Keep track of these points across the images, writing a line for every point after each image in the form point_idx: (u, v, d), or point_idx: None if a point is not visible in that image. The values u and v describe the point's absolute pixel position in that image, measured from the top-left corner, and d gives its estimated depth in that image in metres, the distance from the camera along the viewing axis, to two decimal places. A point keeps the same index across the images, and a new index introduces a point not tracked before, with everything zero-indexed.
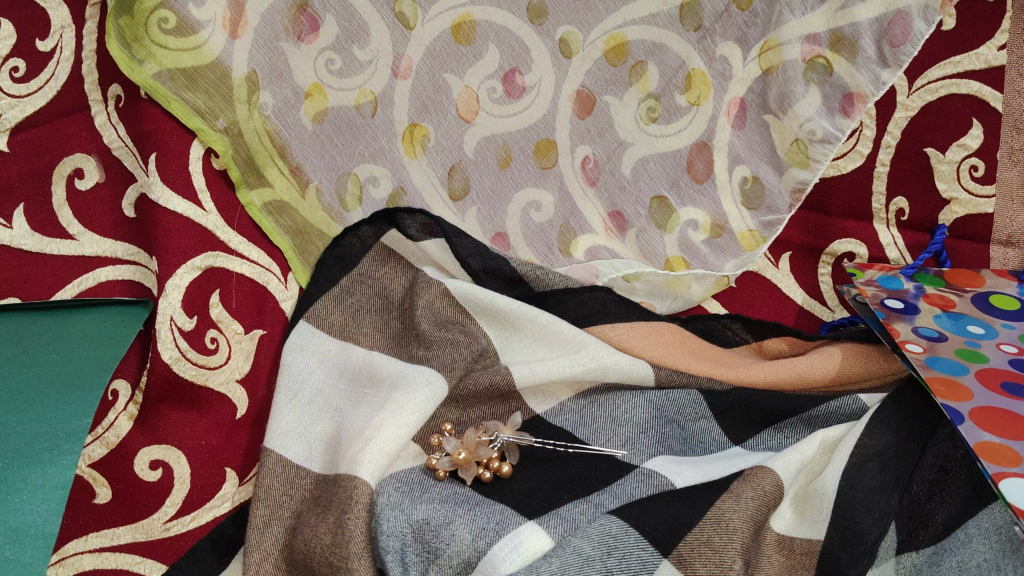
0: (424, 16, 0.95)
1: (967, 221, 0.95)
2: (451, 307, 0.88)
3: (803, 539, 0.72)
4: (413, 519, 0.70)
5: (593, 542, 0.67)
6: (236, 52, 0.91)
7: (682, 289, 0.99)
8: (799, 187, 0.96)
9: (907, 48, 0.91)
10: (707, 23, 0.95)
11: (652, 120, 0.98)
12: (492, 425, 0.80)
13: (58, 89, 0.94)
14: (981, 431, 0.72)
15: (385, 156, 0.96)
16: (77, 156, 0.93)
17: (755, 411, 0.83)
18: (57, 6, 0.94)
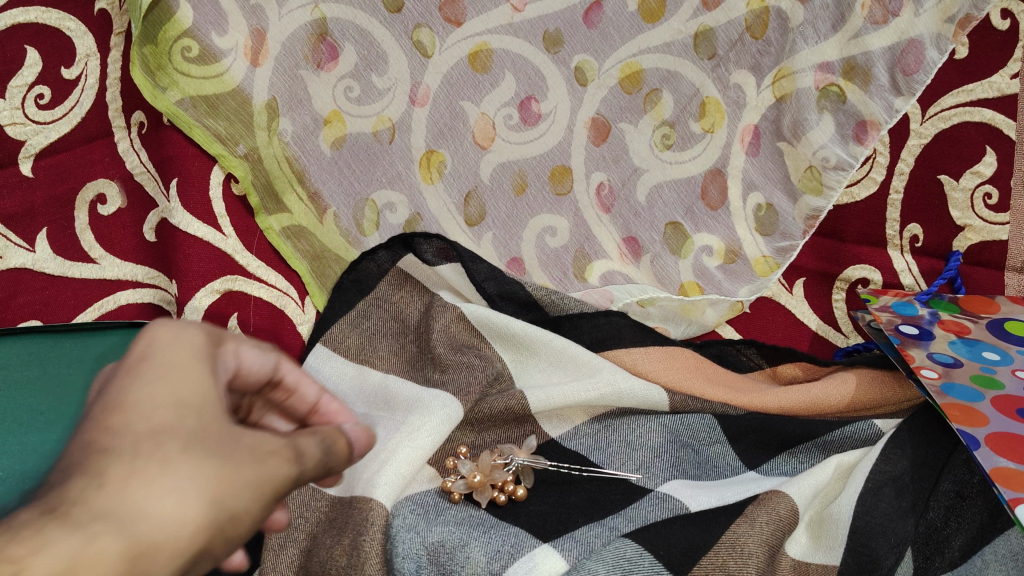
0: (441, 45, 0.96)
1: (982, 248, 0.95)
2: (466, 330, 0.89)
3: (819, 564, 0.72)
4: (429, 541, 0.71)
5: (608, 565, 0.68)
6: (257, 79, 0.93)
7: (696, 314, 0.99)
8: (814, 214, 0.96)
9: (919, 77, 0.91)
10: (720, 52, 0.95)
11: (666, 147, 0.99)
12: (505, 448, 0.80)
13: (82, 115, 0.95)
14: (997, 457, 0.72)
15: (403, 182, 0.97)
16: (99, 181, 0.95)
17: (770, 435, 0.83)
18: (83, 35, 0.96)
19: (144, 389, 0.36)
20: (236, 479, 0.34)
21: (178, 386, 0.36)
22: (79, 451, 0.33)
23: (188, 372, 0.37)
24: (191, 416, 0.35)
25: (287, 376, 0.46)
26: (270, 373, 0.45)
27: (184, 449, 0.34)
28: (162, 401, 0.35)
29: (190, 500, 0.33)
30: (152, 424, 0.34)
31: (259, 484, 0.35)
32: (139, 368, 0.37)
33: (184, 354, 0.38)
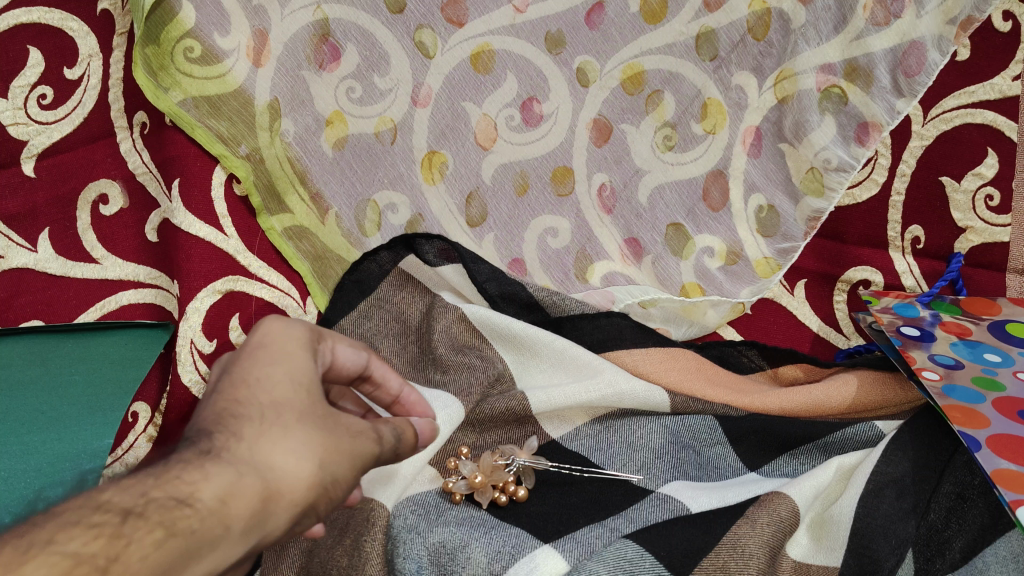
0: (444, 45, 0.96)
1: (984, 249, 0.95)
2: (468, 331, 0.89)
3: (819, 565, 0.72)
4: (430, 542, 0.71)
5: (608, 566, 0.68)
6: (259, 80, 0.93)
7: (697, 315, 0.98)
8: (815, 216, 0.96)
9: (921, 78, 0.91)
10: (722, 53, 0.96)
11: (668, 148, 0.99)
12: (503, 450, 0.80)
13: (85, 116, 0.95)
14: (998, 459, 0.72)
15: (404, 183, 0.97)
16: (101, 182, 0.95)
17: (771, 438, 0.83)
18: (85, 35, 0.96)
19: (265, 370, 0.48)
20: (338, 448, 0.47)
21: (290, 367, 0.49)
22: (219, 414, 0.45)
23: (296, 358, 0.50)
24: (302, 393, 0.48)
25: (375, 372, 0.60)
26: (360, 368, 0.58)
27: (299, 420, 0.46)
28: (279, 379, 0.48)
29: (305, 461, 0.45)
30: (272, 397, 0.47)
31: (351, 455, 0.48)
32: (256, 354, 0.49)
33: (291, 344, 0.51)
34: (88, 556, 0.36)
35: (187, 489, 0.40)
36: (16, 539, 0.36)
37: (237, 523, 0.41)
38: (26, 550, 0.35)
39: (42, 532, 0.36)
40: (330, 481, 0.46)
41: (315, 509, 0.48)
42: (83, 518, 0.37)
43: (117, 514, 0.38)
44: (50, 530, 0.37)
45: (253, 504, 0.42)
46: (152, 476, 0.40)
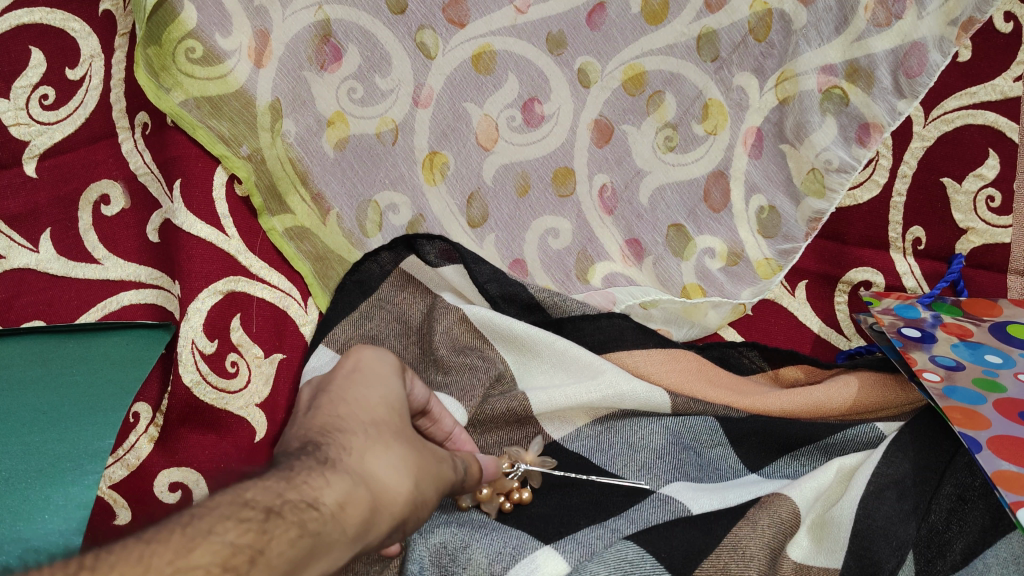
0: (445, 46, 0.96)
1: (985, 251, 0.95)
2: (468, 332, 0.89)
3: (820, 568, 0.73)
4: (430, 543, 0.71)
5: (609, 567, 0.68)
6: (260, 81, 0.93)
7: (699, 315, 0.98)
8: (816, 217, 0.96)
9: (922, 79, 0.92)
10: (723, 54, 0.96)
11: (669, 149, 0.99)
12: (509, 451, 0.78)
13: (87, 116, 0.95)
14: (999, 460, 0.72)
15: (406, 184, 0.97)
16: (103, 182, 0.95)
17: (772, 439, 0.83)
18: (87, 35, 0.96)
19: (360, 392, 0.56)
20: (426, 468, 0.54)
21: (383, 391, 0.57)
22: (323, 427, 0.53)
23: (387, 382, 0.58)
24: (395, 417, 0.56)
25: (434, 408, 0.68)
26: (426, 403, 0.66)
27: (396, 439, 0.54)
28: (376, 400, 0.56)
29: (402, 476, 0.52)
30: (371, 416, 0.55)
31: (435, 476, 0.56)
32: (353, 378, 0.58)
33: (380, 373, 0.59)
34: (241, 547, 0.43)
35: (312, 494, 0.47)
36: (182, 528, 0.43)
37: (350, 527, 0.48)
38: (192, 538, 0.43)
39: (202, 524, 0.44)
40: (420, 500, 0.53)
41: (402, 526, 0.54)
42: (234, 514, 0.45)
43: (260, 511, 0.45)
44: (210, 522, 0.44)
45: (364, 511, 0.49)
46: (285, 481, 0.48)
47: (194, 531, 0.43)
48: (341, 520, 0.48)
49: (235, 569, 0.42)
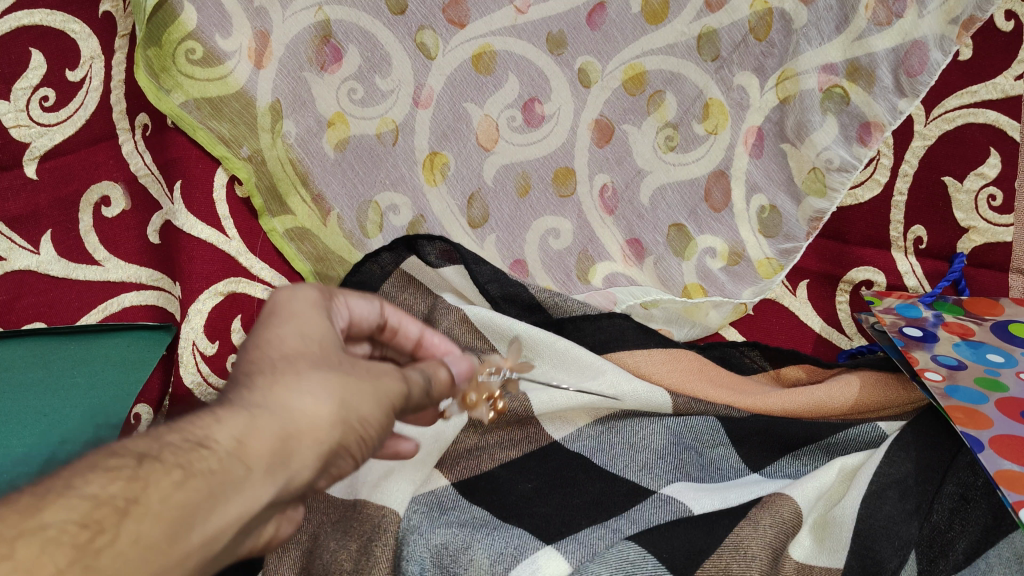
0: (445, 46, 0.96)
1: (987, 250, 0.94)
2: (470, 333, 0.89)
3: (823, 567, 0.71)
4: (432, 544, 0.72)
5: (610, 567, 0.68)
6: (260, 82, 0.93)
7: (699, 315, 0.98)
8: (817, 216, 0.96)
9: (923, 78, 0.91)
10: (724, 53, 0.95)
11: (670, 148, 0.99)
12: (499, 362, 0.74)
13: (87, 118, 0.95)
14: (1002, 459, 0.72)
15: (406, 184, 0.97)
16: (104, 183, 0.95)
17: (773, 439, 0.83)
18: (87, 37, 0.96)
19: (277, 331, 0.50)
20: (354, 385, 0.48)
21: (300, 327, 0.51)
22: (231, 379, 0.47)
23: (307, 318, 0.52)
24: (315, 345, 0.50)
25: (390, 317, 0.64)
26: (378, 314, 0.63)
27: (312, 366, 0.47)
28: (293, 337, 0.50)
29: (322, 401, 0.46)
30: (283, 352, 0.48)
31: (374, 392, 0.48)
32: (269, 318, 0.52)
33: (304, 305, 0.53)
34: (108, 498, 0.38)
35: (204, 433, 0.42)
36: (35, 489, 0.38)
37: (256, 463, 0.42)
38: (47, 494, 0.37)
39: (63, 481, 0.38)
40: (354, 417, 0.47)
41: (348, 450, 0.48)
42: (100, 464, 0.39)
43: (133, 458, 0.40)
44: (69, 477, 0.39)
45: (272, 444, 0.43)
46: (170, 429, 0.43)
47: (49, 488, 0.38)
48: (238, 463, 0.42)
49: (98, 525, 0.37)
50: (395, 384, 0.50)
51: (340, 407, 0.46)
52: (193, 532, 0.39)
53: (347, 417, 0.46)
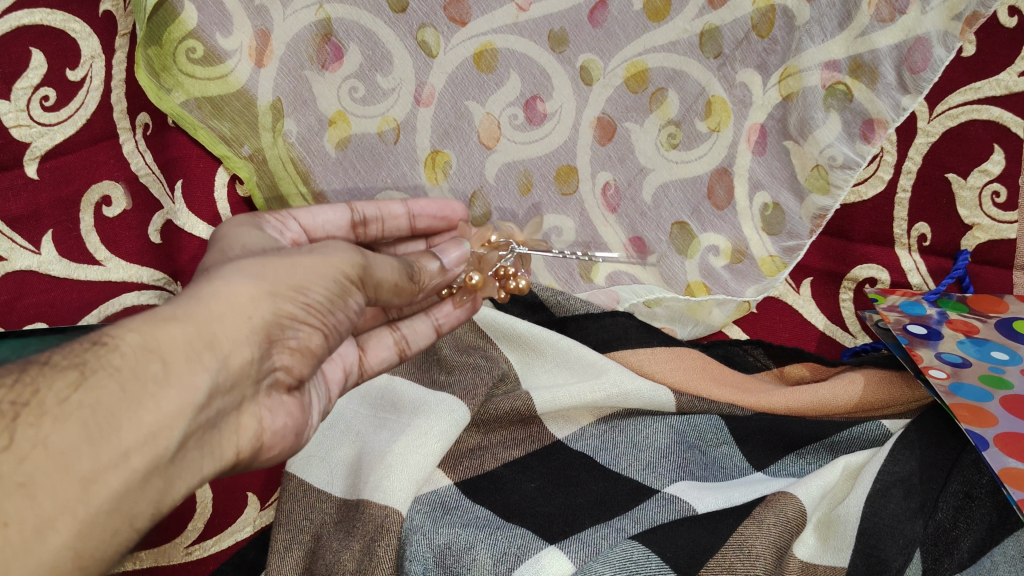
0: (446, 44, 0.95)
1: (991, 247, 0.94)
2: (473, 332, 0.90)
3: (827, 565, 0.71)
4: (435, 543, 0.72)
5: (614, 567, 0.67)
6: (261, 80, 0.94)
7: (703, 314, 1.01)
8: (820, 213, 0.95)
9: (927, 75, 0.88)
10: (727, 50, 0.93)
11: (672, 146, 0.98)
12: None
13: (88, 117, 0.91)
14: (1007, 457, 0.72)
15: (408, 182, 0.99)
16: (105, 183, 0.93)
17: (777, 437, 0.83)
18: (88, 36, 0.90)
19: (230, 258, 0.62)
20: (286, 267, 0.57)
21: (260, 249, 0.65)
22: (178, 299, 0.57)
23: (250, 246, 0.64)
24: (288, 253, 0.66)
25: (366, 213, 0.80)
26: (349, 219, 0.79)
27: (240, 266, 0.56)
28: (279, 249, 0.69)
29: (248, 283, 0.54)
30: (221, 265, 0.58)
31: (312, 267, 0.58)
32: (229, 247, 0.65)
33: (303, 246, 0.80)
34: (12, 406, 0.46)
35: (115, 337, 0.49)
36: None
37: (172, 355, 0.49)
38: None
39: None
40: (287, 289, 0.55)
41: (295, 317, 0.56)
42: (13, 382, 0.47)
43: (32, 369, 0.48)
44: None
45: (185, 337, 0.50)
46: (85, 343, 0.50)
47: None
48: (149, 358, 0.49)
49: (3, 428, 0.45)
50: (346, 257, 0.60)
51: (265, 288, 0.55)
52: (122, 431, 0.47)
53: (274, 294, 0.55)
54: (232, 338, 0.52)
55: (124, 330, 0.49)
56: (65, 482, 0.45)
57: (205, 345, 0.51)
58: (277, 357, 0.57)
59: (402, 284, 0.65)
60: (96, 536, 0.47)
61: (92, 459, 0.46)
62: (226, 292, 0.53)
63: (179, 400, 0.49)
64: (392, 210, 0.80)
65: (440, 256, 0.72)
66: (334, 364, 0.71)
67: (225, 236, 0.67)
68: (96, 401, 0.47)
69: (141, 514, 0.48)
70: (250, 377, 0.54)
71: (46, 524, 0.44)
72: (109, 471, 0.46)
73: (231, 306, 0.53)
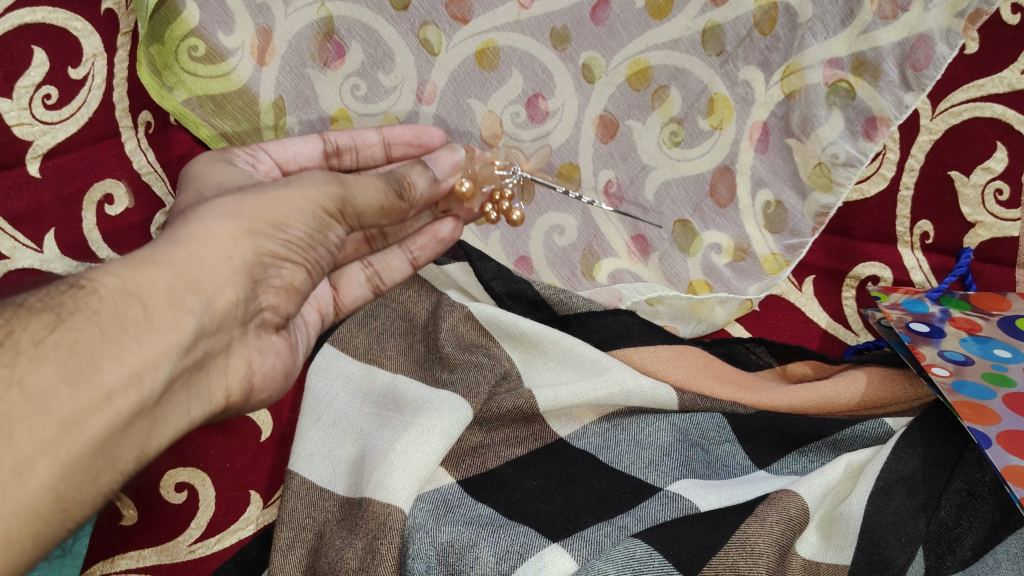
0: (449, 42, 0.95)
1: (994, 244, 0.93)
2: (474, 329, 0.89)
3: (830, 563, 0.72)
4: (439, 542, 0.72)
5: (617, 565, 0.67)
6: (263, 78, 0.95)
7: (705, 313, 0.99)
8: (822, 212, 0.95)
9: (930, 72, 0.88)
10: (729, 48, 0.93)
11: (674, 144, 0.97)
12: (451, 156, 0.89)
13: (90, 116, 0.89)
14: (1009, 455, 0.73)
15: None
16: (107, 181, 0.90)
17: (780, 435, 0.83)
18: (89, 34, 0.89)
19: (198, 197, 0.69)
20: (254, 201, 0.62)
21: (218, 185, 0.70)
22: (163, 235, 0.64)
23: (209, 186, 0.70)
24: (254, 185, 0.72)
25: (340, 142, 0.85)
26: (321, 151, 0.85)
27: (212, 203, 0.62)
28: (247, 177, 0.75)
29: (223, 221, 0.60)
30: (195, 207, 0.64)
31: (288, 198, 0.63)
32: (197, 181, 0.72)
33: None
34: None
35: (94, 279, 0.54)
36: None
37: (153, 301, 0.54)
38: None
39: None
40: (263, 228, 0.61)
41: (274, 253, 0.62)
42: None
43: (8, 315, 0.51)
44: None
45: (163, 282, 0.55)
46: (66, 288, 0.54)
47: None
48: (129, 301, 0.53)
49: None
50: (324, 190, 0.65)
51: (244, 227, 0.60)
52: (105, 370, 0.51)
53: (253, 233, 0.61)
54: (213, 281, 0.57)
55: (102, 275, 0.54)
56: (45, 422, 0.49)
57: (186, 288, 0.56)
58: (263, 296, 0.63)
59: (388, 202, 0.69)
60: (77, 475, 0.51)
61: (72, 401, 0.50)
62: (206, 233, 0.59)
63: (159, 343, 0.54)
64: (367, 139, 0.85)
65: (431, 166, 0.74)
66: (309, 308, 0.80)
67: (198, 174, 0.73)
68: (74, 343, 0.51)
69: (125, 457, 0.54)
70: (235, 315, 0.60)
71: (27, 464, 0.48)
72: (93, 413, 0.51)
73: (210, 247, 0.58)
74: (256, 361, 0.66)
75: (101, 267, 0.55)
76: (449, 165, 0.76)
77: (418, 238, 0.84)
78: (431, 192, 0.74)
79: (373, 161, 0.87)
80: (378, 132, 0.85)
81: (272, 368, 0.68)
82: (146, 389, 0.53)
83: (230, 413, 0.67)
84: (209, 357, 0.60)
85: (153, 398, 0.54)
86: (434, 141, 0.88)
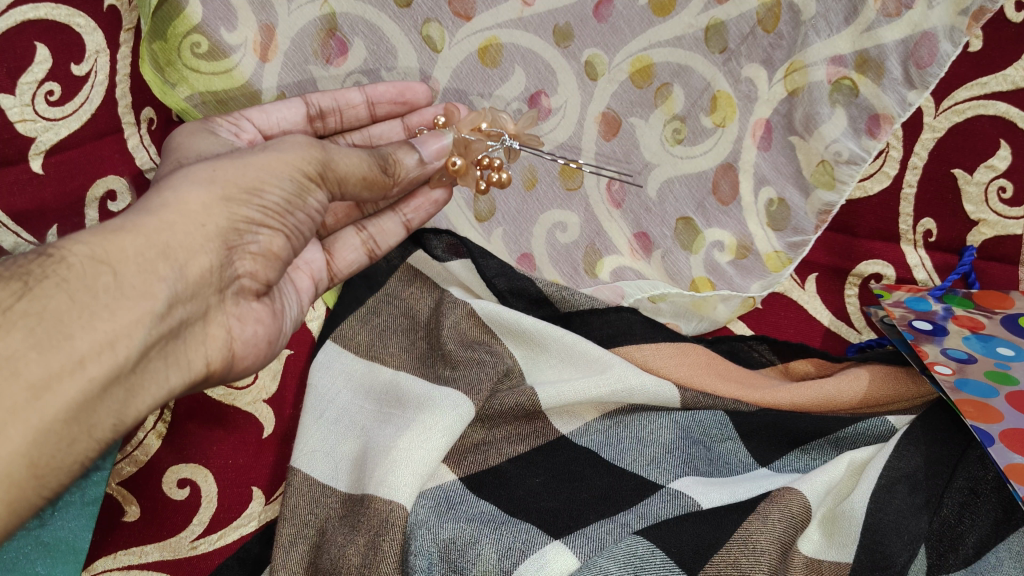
0: (451, 39, 0.95)
1: (997, 243, 0.93)
2: (477, 326, 0.89)
3: (832, 562, 0.72)
4: (440, 538, 0.72)
5: (619, 562, 0.68)
6: (266, 75, 0.95)
7: (707, 310, 1.00)
8: (825, 209, 0.95)
9: (932, 70, 0.88)
10: (732, 45, 0.92)
11: (677, 142, 0.97)
12: (436, 111, 0.92)
13: (93, 112, 0.89)
14: (1012, 453, 0.73)
15: None
16: (109, 177, 0.90)
17: (783, 433, 0.83)
18: (93, 31, 0.88)
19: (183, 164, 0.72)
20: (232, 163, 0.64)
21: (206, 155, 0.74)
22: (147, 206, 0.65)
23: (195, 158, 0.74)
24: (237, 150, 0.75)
25: (321, 103, 0.88)
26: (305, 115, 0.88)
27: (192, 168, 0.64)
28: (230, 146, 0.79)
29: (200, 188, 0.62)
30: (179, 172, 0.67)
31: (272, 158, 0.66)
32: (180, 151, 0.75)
33: None
34: None
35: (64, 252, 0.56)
36: None
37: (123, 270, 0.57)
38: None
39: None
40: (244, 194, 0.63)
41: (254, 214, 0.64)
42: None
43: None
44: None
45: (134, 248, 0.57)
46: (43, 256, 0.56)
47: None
48: (100, 270, 0.56)
49: None
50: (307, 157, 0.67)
51: (217, 193, 0.62)
52: (76, 337, 0.53)
53: (227, 199, 0.62)
54: (185, 247, 0.59)
55: (72, 244, 0.56)
56: (15, 386, 0.51)
57: (157, 255, 0.58)
58: (239, 262, 0.64)
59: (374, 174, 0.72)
60: (50, 443, 0.53)
61: (42, 366, 0.52)
62: (177, 201, 0.60)
63: (131, 311, 0.56)
64: (348, 99, 0.89)
65: (418, 148, 0.77)
66: (301, 274, 0.81)
67: (180, 144, 0.77)
68: (41, 309, 0.53)
69: (100, 424, 0.55)
70: (213, 280, 0.62)
71: None
72: (64, 381, 0.53)
73: (183, 214, 0.60)
74: (236, 328, 0.67)
75: (72, 236, 0.58)
76: (435, 150, 0.78)
77: (412, 200, 0.86)
78: (419, 173, 0.77)
79: (357, 120, 0.91)
80: (361, 92, 0.89)
81: (254, 335, 0.69)
82: (119, 355, 0.55)
83: (212, 381, 0.68)
84: (186, 325, 0.61)
85: (127, 365, 0.56)
86: (417, 97, 0.91)
